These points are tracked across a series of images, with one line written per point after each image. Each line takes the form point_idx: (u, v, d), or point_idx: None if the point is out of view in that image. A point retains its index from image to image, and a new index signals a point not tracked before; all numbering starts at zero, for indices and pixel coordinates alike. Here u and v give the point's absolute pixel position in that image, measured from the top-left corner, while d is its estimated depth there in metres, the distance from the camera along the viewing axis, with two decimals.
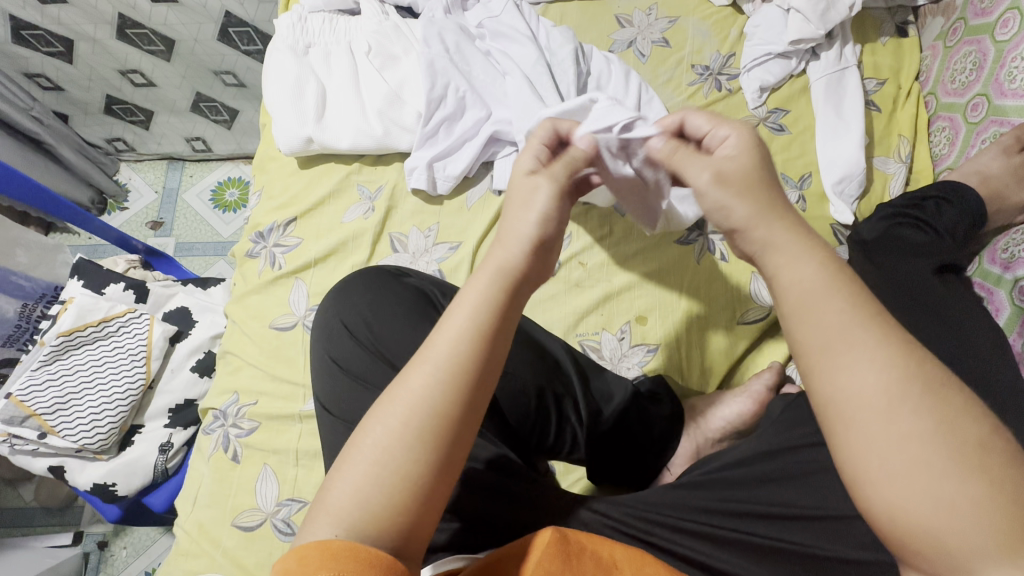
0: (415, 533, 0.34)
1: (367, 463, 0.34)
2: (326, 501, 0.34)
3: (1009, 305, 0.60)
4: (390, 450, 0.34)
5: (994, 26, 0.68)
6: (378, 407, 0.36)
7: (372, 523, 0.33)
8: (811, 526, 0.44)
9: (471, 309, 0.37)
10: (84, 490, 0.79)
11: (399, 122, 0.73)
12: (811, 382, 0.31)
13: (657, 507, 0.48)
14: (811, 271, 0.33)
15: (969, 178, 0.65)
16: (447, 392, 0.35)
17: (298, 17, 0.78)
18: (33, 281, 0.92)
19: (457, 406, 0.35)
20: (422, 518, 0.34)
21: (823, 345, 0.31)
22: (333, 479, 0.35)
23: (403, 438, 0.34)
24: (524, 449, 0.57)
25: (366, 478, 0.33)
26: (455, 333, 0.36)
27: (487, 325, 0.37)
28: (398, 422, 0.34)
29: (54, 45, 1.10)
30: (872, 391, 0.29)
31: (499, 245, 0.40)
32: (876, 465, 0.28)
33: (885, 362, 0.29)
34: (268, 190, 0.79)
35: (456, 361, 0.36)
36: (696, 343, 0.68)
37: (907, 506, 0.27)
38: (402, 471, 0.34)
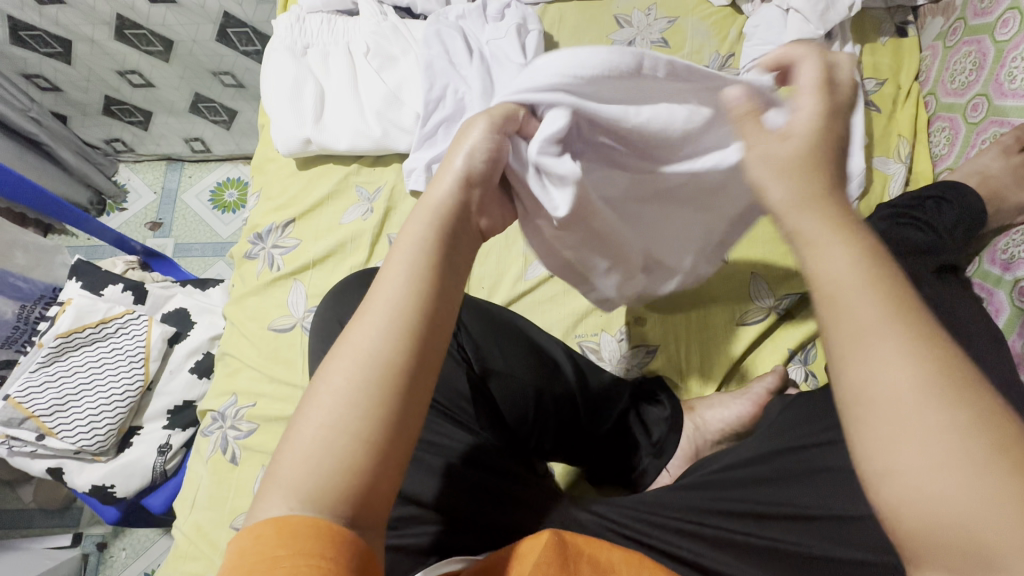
0: (370, 498, 0.31)
1: (314, 425, 0.32)
2: (274, 478, 0.31)
3: (1008, 306, 0.60)
4: (340, 412, 0.32)
5: (994, 26, 0.68)
6: (324, 369, 0.34)
7: (322, 491, 0.30)
8: (808, 526, 0.44)
9: (406, 252, 0.36)
10: (83, 492, 0.78)
11: (398, 122, 0.73)
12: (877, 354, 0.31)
13: (656, 508, 0.47)
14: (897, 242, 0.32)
15: (969, 178, 0.65)
16: (401, 339, 0.33)
17: (296, 17, 0.78)
18: (31, 282, 0.91)
19: (404, 355, 0.33)
20: (375, 480, 0.31)
21: (845, 335, 0.28)
22: (282, 451, 0.32)
23: (351, 396, 0.32)
24: (522, 451, 0.57)
25: (315, 442, 0.31)
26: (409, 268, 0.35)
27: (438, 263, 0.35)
28: (353, 375, 0.32)
29: (52, 45, 1.10)
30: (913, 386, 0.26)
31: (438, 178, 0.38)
32: (920, 472, 0.25)
33: (921, 354, 0.26)
34: (267, 191, 0.79)
35: (401, 307, 0.34)
36: (696, 343, 0.68)
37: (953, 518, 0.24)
38: (349, 428, 0.31)
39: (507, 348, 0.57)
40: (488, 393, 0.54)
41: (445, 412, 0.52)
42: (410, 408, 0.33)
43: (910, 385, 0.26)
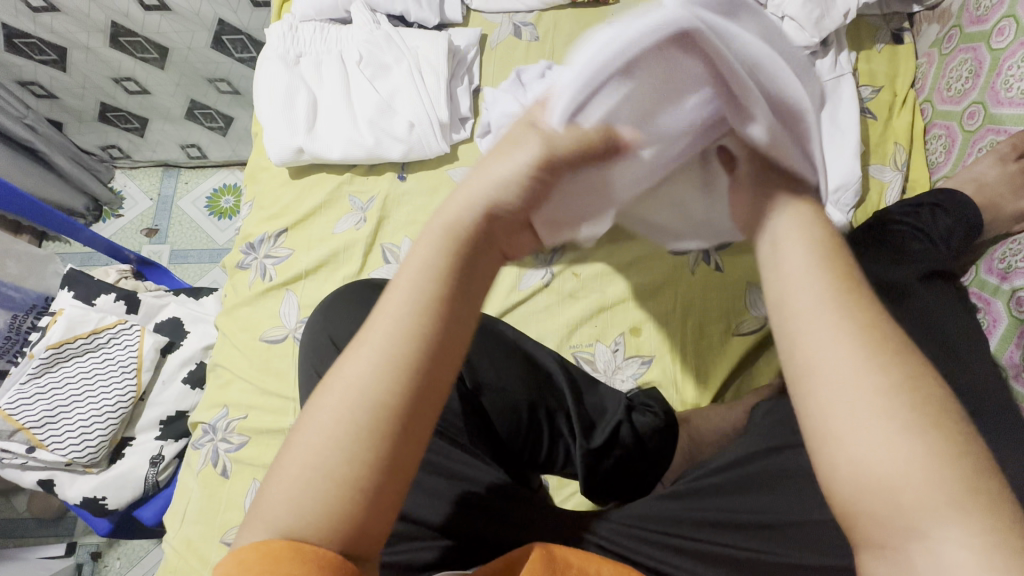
0: (356, 536, 0.30)
1: (298, 463, 0.31)
2: (262, 504, 0.31)
3: (1006, 316, 0.59)
4: (326, 449, 0.31)
5: (989, 34, 0.68)
6: (315, 400, 0.33)
7: (305, 527, 0.30)
8: (789, 535, 0.44)
9: (410, 280, 0.34)
10: (73, 504, 0.78)
11: (391, 131, 0.73)
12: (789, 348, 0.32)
13: (640, 521, 0.47)
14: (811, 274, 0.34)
15: (965, 186, 0.65)
16: (386, 376, 0.32)
17: (289, 26, 0.77)
18: (23, 292, 0.91)
19: (391, 389, 0.32)
20: (358, 519, 0.30)
21: (794, 307, 0.32)
22: (271, 480, 0.32)
23: (337, 435, 0.31)
24: (515, 464, 0.56)
25: (300, 481, 0.30)
26: (398, 308, 0.34)
27: (431, 295, 0.34)
28: (331, 419, 0.32)
29: (47, 53, 1.09)
30: (844, 350, 0.30)
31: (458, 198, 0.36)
32: (840, 427, 0.29)
33: (855, 323, 0.30)
34: (259, 201, 0.78)
35: (400, 343, 0.33)
36: (691, 354, 0.67)
37: (864, 464, 0.28)
38: (333, 469, 0.31)
39: (498, 361, 0.56)
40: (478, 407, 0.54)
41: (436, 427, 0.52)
42: (397, 444, 0.32)
43: (840, 349, 0.30)
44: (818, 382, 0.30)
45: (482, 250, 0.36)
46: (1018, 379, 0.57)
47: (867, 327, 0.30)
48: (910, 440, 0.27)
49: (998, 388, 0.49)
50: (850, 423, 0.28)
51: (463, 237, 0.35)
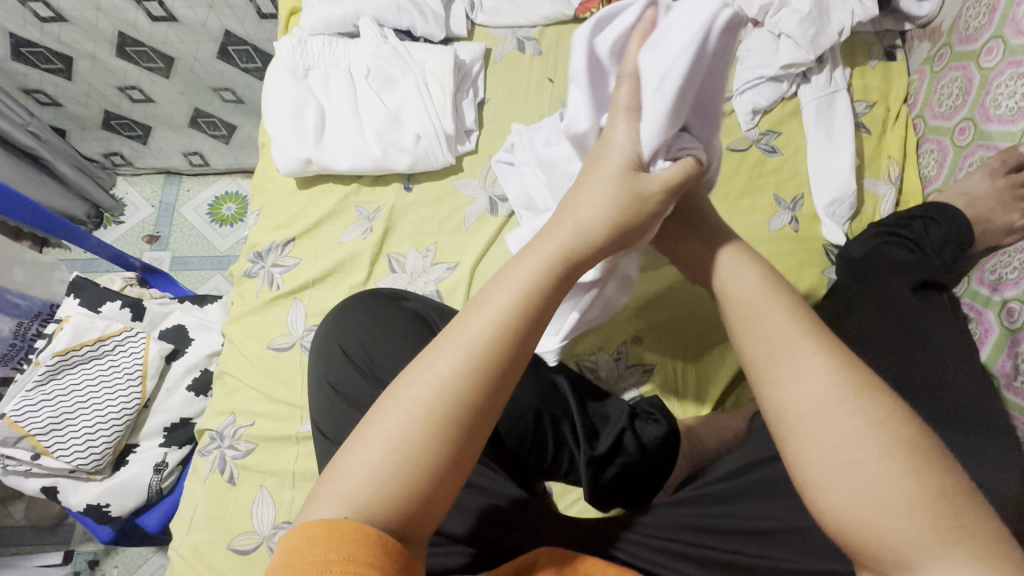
0: (421, 521, 0.33)
1: (381, 441, 0.33)
2: (339, 479, 0.33)
3: (997, 327, 0.61)
4: (411, 435, 0.33)
5: (978, 53, 0.70)
6: (400, 388, 0.35)
7: (377, 505, 0.32)
8: (788, 540, 0.44)
9: (505, 297, 0.36)
10: (78, 511, 0.78)
11: (398, 143, 0.74)
12: (763, 391, 0.35)
13: (651, 526, 0.48)
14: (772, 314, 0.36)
15: (957, 200, 0.67)
16: (477, 376, 0.34)
17: (298, 40, 0.79)
18: (28, 299, 0.91)
19: (482, 385, 0.34)
20: (426, 506, 0.33)
21: (764, 355, 0.35)
22: (346, 453, 0.34)
23: (421, 422, 0.33)
24: (522, 470, 0.58)
25: (382, 463, 0.33)
26: (497, 315, 0.35)
27: (524, 313, 0.36)
28: (423, 406, 0.34)
29: (53, 62, 1.10)
30: (813, 394, 0.33)
31: (557, 225, 0.38)
32: (822, 470, 0.31)
33: (822, 363, 0.33)
34: (266, 210, 0.79)
35: (486, 343, 0.35)
36: (692, 363, 0.68)
37: (847, 503, 0.30)
38: (418, 457, 0.33)
39: None
40: None
41: None
42: (473, 441, 0.35)
43: (812, 394, 0.33)
44: (796, 428, 0.33)
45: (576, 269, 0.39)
46: (1010, 388, 0.58)
47: (836, 370, 0.33)
48: (887, 480, 0.30)
49: (990, 397, 0.51)
50: (831, 465, 0.31)
51: (571, 259, 0.38)
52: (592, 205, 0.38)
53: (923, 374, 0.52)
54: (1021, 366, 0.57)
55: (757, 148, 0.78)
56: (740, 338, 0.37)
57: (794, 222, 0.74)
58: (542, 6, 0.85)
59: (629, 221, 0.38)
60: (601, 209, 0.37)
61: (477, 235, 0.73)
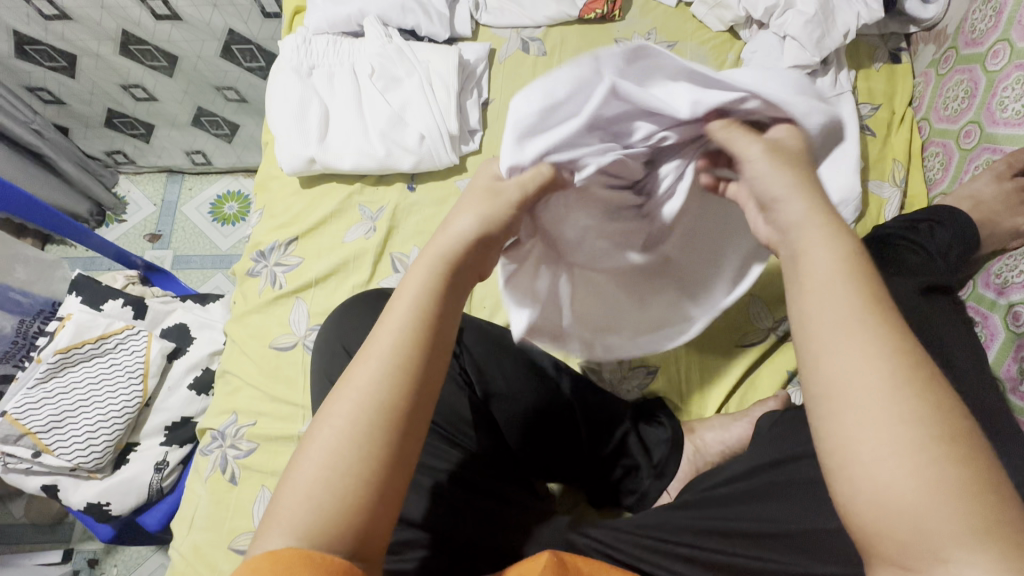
0: (371, 535, 0.33)
1: (313, 461, 0.33)
2: (277, 510, 0.32)
3: (1003, 330, 0.61)
4: (342, 451, 0.33)
5: (985, 56, 0.70)
6: (324, 410, 0.35)
7: (321, 526, 0.31)
8: (796, 542, 0.43)
9: (410, 301, 0.37)
10: (77, 509, 0.77)
11: (402, 143, 0.74)
12: (810, 355, 0.30)
13: (650, 528, 0.48)
14: (812, 266, 0.32)
15: (962, 203, 0.66)
16: (392, 381, 0.35)
17: (302, 39, 0.79)
18: (30, 297, 0.91)
19: (401, 387, 0.35)
20: (372, 515, 0.33)
21: (823, 327, 0.30)
22: (283, 484, 0.33)
23: (349, 437, 0.33)
24: (521, 472, 0.57)
25: (317, 482, 0.32)
26: (400, 322, 0.36)
27: (430, 311, 0.37)
28: (347, 420, 0.34)
29: (56, 60, 1.10)
30: (863, 374, 0.28)
31: (440, 234, 0.41)
32: (870, 456, 0.27)
33: (881, 339, 0.29)
34: (269, 209, 0.79)
35: (401, 350, 0.36)
36: (696, 365, 0.68)
37: (890, 499, 0.27)
38: (347, 473, 0.33)
39: (507, 369, 0.57)
40: (489, 416, 0.56)
41: (447, 435, 0.54)
42: (406, 445, 0.35)
43: (867, 373, 0.28)
44: (835, 404, 0.29)
45: (469, 269, 0.40)
46: (1015, 392, 0.58)
47: (895, 351, 0.28)
48: (933, 465, 0.26)
49: (996, 401, 0.50)
50: (877, 454, 0.27)
51: (456, 260, 0.39)
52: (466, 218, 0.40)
53: None
54: None
55: None
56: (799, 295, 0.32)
57: None
58: (547, 7, 0.85)
59: (495, 220, 0.40)
60: (470, 220, 0.40)
61: None
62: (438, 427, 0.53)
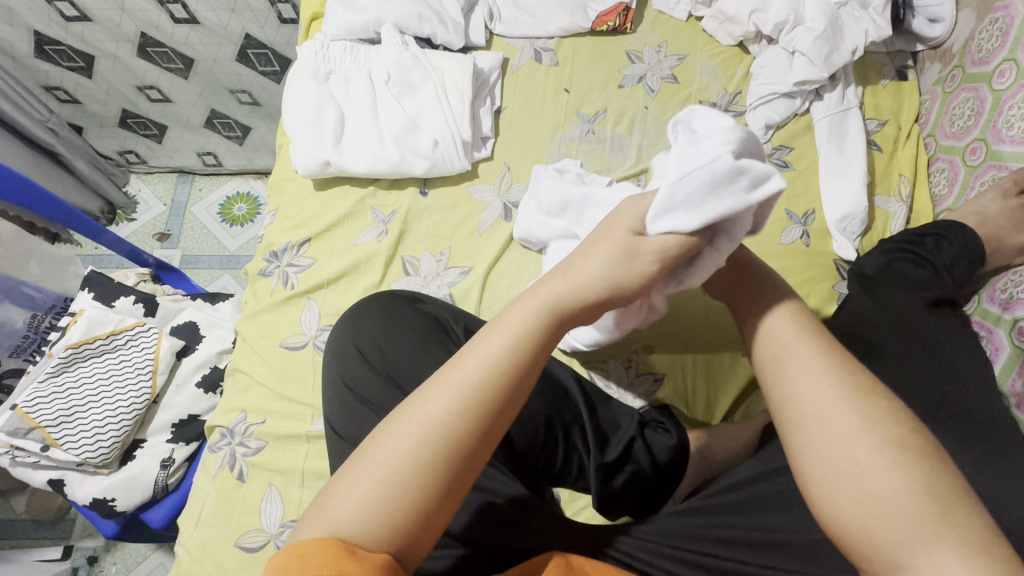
0: (414, 545, 0.34)
1: (376, 470, 0.35)
2: (330, 506, 0.34)
3: (1008, 345, 0.61)
4: (402, 466, 0.35)
5: (991, 75, 0.71)
6: (395, 422, 0.36)
7: (367, 529, 0.33)
8: (800, 551, 0.44)
9: (501, 341, 0.38)
10: (83, 504, 0.78)
11: (416, 148, 0.75)
12: (776, 400, 0.40)
13: (658, 535, 0.48)
14: (774, 323, 0.42)
15: (968, 218, 0.67)
16: (467, 410, 0.36)
17: (320, 45, 0.81)
18: (43, 292, 0.93)
19: (473, 417, 0.36)
20: (423, 527, 0.35)
21: (777, 365, 0.40)
22: (339, 484, 0.35)
23: (416, 454, 0.35)
24: (530, 475, 0.58)
25: (374, 491, 0.34)
26: (489, 359, 0.38)
27: (521, 354, 0.38)
28: (413, 440, 0.35)
29: (74, 60, 1.12)
30: (820, 409, 0.37)
31: (547, 283, 0.41)
32: (828, 473, 0.35)
33: (833, 380, 0.37)
34: (283, 211, 0.80)
35: (483, 386, 0.37)
36: (703, 373, 0.69)
37: (847, 502, 0.34)
38: (407, 486, 0.34)
39: None
40: None
41: None
42: (467, 472, 0.36)
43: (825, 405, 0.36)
44: (805, 433, 0.37)
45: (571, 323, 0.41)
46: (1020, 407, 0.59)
47: (843, 382, 0.37)
48: (885, 483, 0.33)
49: (1000, 412, 0.51)
50: (835, 468, 0.35)
51: (561, 309, 0.40)
52: (576, 274, 0.41)
53: (936, 393, 0.52)
54: None
55: (769, 162, 0.78)
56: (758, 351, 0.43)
57: (805, 237, 0.74)
58: (559, 18, 0.86)
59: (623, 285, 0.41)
60: (592, 275, 0.41)
61: (492, 240, 0.74)
62: None
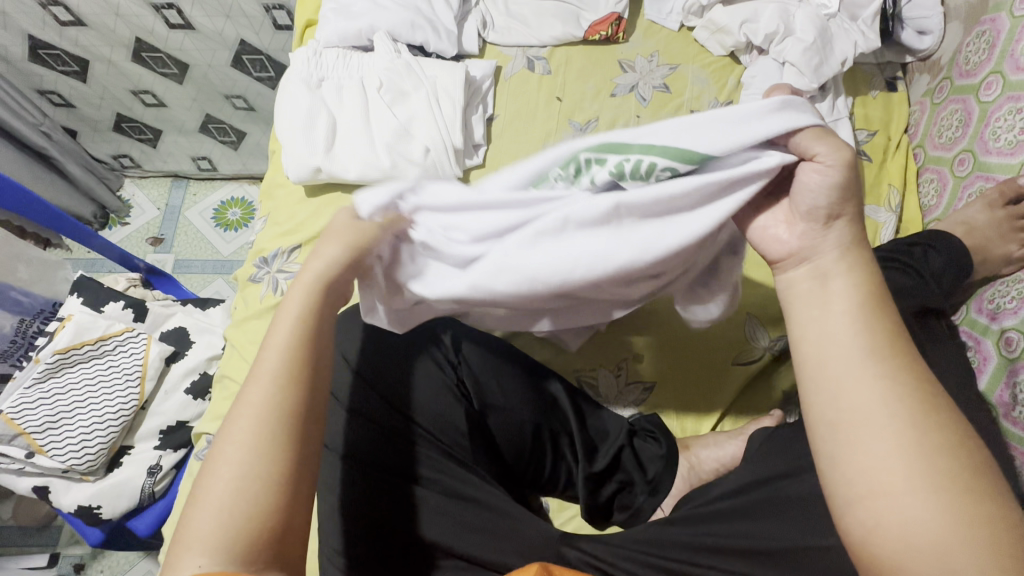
0: (288, 529, 0.37)
1: (223, 480, 0.37)
2: (189, 534, 0.35)
3: (995, 355, 0.62)
4: (245, 462, 0.37)
5: (978, 87, 0.71)
6: (226, 431, 0.39)
7: (231, 527, 0.35)
8: (781, 559, 0.43)
9: (290, 324, 0.43)
10: (68, 512, 0.77)
11: (407, 155, 0.75)
12: (826, 400, 0.36)
13: (643, 544, 0.48)
14: (828, 302, 0.38)
15: (956, 228, 0.67)
16: (286, 391, 0.40)
17: (313, 52, 0.81)
18: (31, 297, 0.92)
19: (295, 397, 0.40)
20: (294, 513, 0.37)
21: (826, 361, 0.37)
22: (192, 510, 0.37)
23: (254, 446, 0.38)
24: (519, 485, 0.58)
25: (225, 494, 0.36)
26: (284, 341, 0.42)
27: (310, 328, 0.43)
28: (248, 435, 0.38)
29: (69, 64, 1.12)
30: (876, 407, 0.34)
31: (303, 272, 0.47)
32: (884, 481, 0.32)
33: (889, 383, 0.35)
34: (274, 217, 0.80)
35: (288, 363, 0.41)
36: (693, 382, 0.69)
37: (897, 516, 0.31)
38: (255, 478, 0.37)
39: (504, 381, 0.57)
40: (484, 428, 0.56)
41: (443, 447, 0.54)
42: (306, 445, 0.40)
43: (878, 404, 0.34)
44: (855, 436, 0.34)
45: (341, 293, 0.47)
46: (1007, 417, 0.59)
47: (901, 388, 0.34)
48: (936, 501, 0.31)
49: (985, 423, 0.51)
50: (882, 478, 0.33)
51: (327, 283, 0.46)
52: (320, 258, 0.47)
53: None
54: (1020, 396, 0.58)
55: None
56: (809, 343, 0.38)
57: None
58: (552, 27, 0.87)
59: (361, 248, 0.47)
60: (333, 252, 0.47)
61: None
62: (435, 439, 0.54)
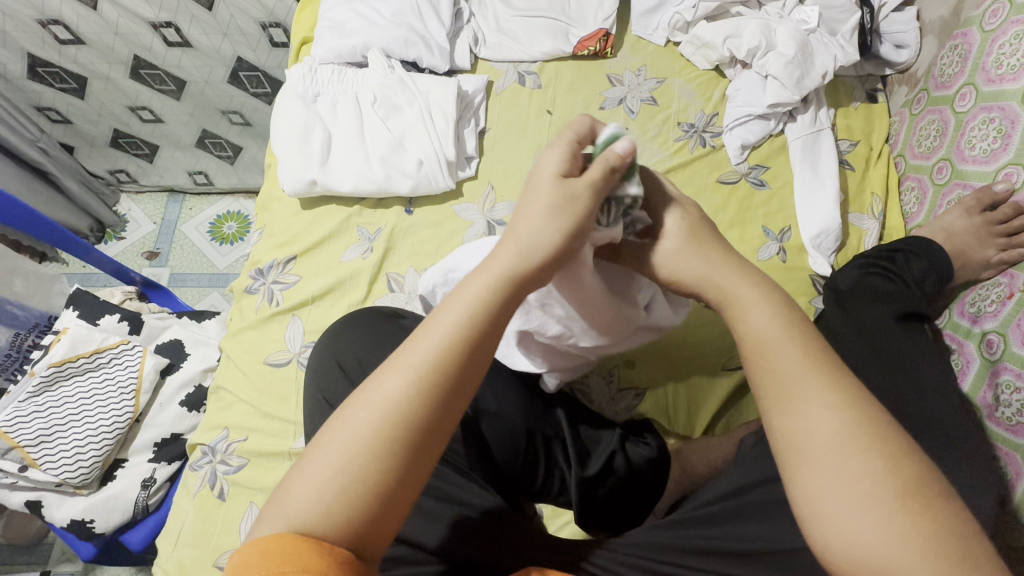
0: (373, 535, 0.35)
1: (330, 461, 0.36)
2: (286, 502, 0.35)
3: (977, 357, 0.63)
4: (356, 455, 0.35)
5: (953, 98, 0.74)
6: (349, 409, 0.37)
7: (324, 522, 0.34)
8: (769, 560, 0.44)
9: (453, 317, 0.39)
10: (61, 526, 0.76)
11: (401, 168, 0.77)
12: (776, 428, 0.38)
13: (636, 548, 0.49)
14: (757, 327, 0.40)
15: (935, 235, 0.70)
16: (422, 387, 0.37)
17: (309, 68, 0.83)
18: (27, 310, 0.93)
19: (425, 402, 0.37)
20: (382, 517, 0.36)
21: (776, 389, 0.38)
22: (293, 479, 0.36)
23: (372, 438, 0.36)
24: (512, 490, 0.59)
25: (329, 481, 0.35)
26: (441, 334, 0.38)
27: (470, 328, 0.39)
28: (367, 426, 0.36)
29: (68, 82, 1.14)
30: (811, 429, 0.36)
31: (505, 247, 0.41)
32: (827, 502, 0.34)
33: (827, 407, 0.36)
34: (269, 229, 0.81)
35: (434, 354, 0.38)
36: (683, 387, 0.70)
37: (844, 535, 0.33)
38: (361, 472, 0.35)
39: (497, 388, 0.58)
40: (478, 434, 0.56)
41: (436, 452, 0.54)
42: (422, 454, 0.37)
43: (802, 434, 0.36)
44: (801, 463, 0.36)
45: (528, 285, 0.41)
46: (992, 417, 0.60)
47: (837, 409, 0.36)
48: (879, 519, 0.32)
49: (962, 422, 0.53)
50: (831, 500, 0.34)
51: (516, 277, 0.40)
52: (538, 222, 0.40)
53: (903, 403, 0.53)
54: (1002, 397, 0.59)
55: (746, 181, 0.81)
56: (752, 373, 0.40)
57: (782, 253, 0.76)
58: (542, 43, 0.89)
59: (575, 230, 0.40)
60: (547, 223, 0.40)
61: None
62: None
